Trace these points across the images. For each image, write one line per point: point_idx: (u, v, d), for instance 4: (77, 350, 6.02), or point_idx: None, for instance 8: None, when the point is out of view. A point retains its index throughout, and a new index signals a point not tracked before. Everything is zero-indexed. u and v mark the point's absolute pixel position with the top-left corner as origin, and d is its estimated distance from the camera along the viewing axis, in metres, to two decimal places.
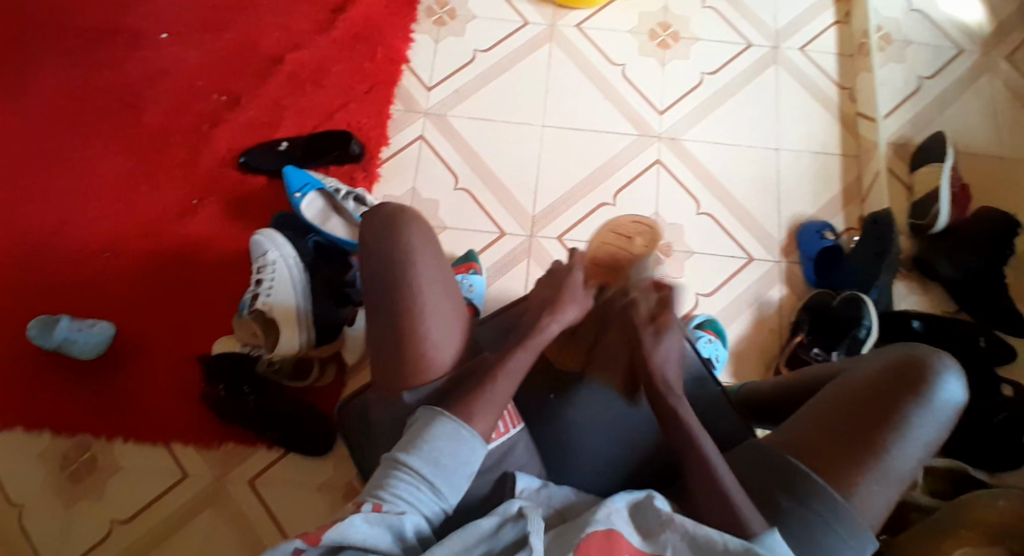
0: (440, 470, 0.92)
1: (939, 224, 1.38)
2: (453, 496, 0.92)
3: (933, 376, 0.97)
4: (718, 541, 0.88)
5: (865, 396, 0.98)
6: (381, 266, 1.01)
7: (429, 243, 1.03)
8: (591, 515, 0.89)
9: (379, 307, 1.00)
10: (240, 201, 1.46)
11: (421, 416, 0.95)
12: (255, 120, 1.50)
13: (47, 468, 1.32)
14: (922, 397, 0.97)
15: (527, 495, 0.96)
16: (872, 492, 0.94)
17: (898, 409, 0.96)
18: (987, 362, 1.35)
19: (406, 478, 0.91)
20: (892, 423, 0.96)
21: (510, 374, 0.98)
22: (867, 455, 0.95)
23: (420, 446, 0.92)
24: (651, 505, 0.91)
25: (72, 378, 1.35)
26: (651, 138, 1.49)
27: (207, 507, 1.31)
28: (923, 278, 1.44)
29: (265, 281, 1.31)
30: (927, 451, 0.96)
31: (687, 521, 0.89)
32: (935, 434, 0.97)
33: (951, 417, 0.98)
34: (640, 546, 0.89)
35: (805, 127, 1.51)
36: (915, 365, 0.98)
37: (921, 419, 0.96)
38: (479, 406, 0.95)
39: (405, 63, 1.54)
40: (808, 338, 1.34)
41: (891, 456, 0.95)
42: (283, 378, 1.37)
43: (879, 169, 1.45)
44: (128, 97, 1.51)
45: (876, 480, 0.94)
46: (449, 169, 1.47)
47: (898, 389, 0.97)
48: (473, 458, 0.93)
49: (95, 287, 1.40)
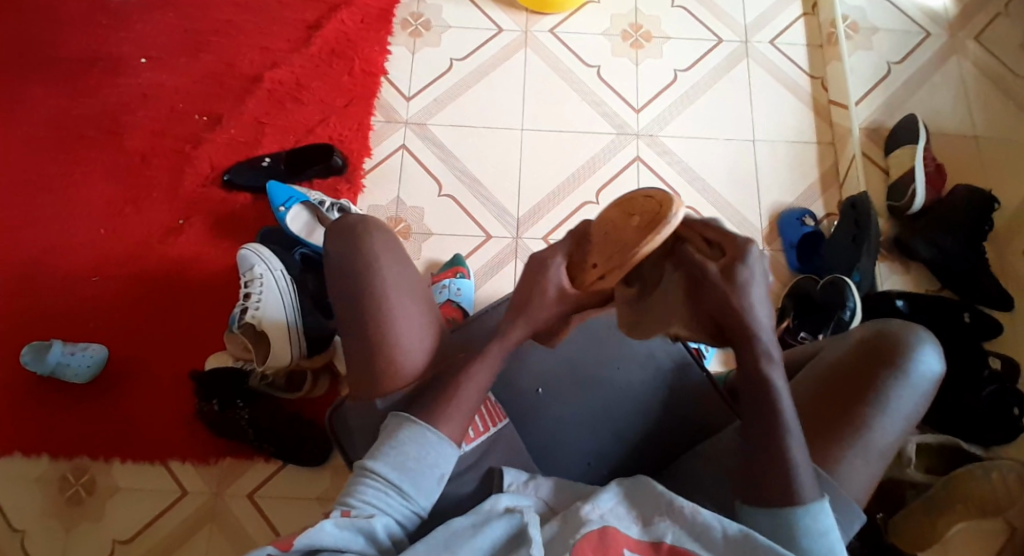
0: (406, 473, 0.91)
1: (915, 205, 1.42)
2: (424, 499, 0.92)
3: (908, 350, 0.99)
4: (716, 528, 0.87)
5: (845, 372, 1.00)
6: (349, 273, 1.00)
7: (391, 251, 1.02)
8: (584, 514, 0.89)
9: (351, 317, 1.00)
10: (226, 218, 1.46)
11: (389, 423, 0.95)
12: (236, 139, 1.51)
13: (47, 492, 1.33)
14: (900, 370, 0.98)
15: (514, 489, 0.96)
16: (854, 466, 0.96)
17: (878, 383, 0.98)
18: (971, 339, 1.37)
19: (373, 484, 0.91)
20: (871, 398, 0.97)
21: (475, 383, 0.95)
22: (848, 430, 0.97)
23: (386, 452, 0.92)
24: (647, 489, 0.92)
25: (66, 402, 1.37)
26: (630, 136, 1.51)
27: (206, 524, 1.33)
28: (905, 259, 1.46)
29: (253, 295, 1.31)
30: (909, 422, 0.98)
31: (687, 506, 0.89)
32: (916, 404, 0.98)
33: (931, 388, 0.99)
34: (638, 537, 0.88)
35: (780, 118, 1.54)
36: (891, 339, 1.00)
37: (901, 393, 0.98)
38: (446, 412, 0.94)
39: (383, 75, 1.55)
40: (794, 323, 1.36)
41: (872, 430, 0.97)
42: (276, 390, 1.37)
43: (854, 154, 1.47)
44: (109, 122, 1.52)
45: (858, 455, 0.96)
46: (432, 176, 1.48)
47: (875, 365, 0.99)
48: (439, 460, 0.93)
49: (82, 311, 1.41)
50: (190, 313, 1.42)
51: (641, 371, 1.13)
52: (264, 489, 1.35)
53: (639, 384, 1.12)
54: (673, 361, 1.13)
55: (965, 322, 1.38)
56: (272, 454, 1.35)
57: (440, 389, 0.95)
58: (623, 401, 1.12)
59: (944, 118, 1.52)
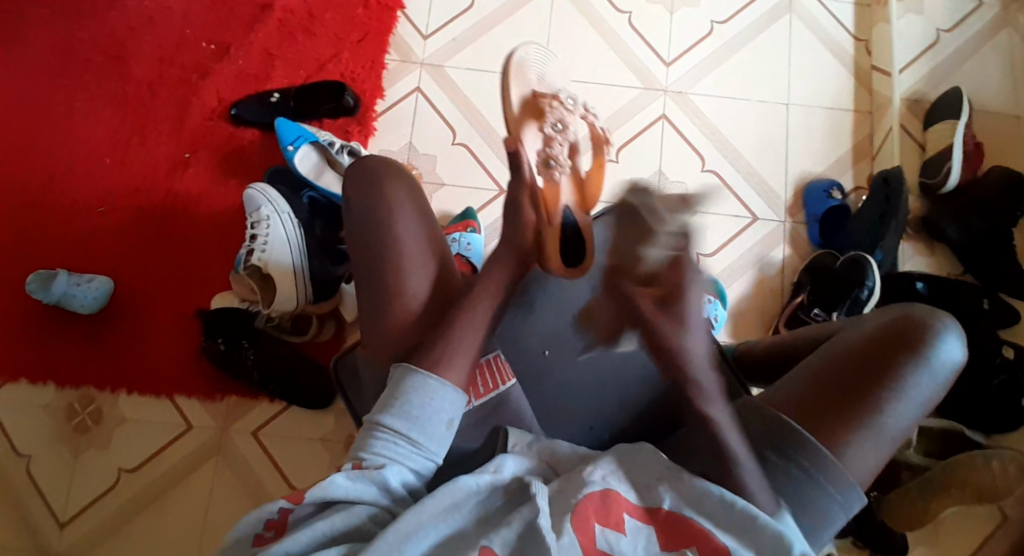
0: (414, 421, 0.90)
1: (948, 183, 1.36)
2: (434, 445, 0.91)
3: (932, 337, 0.96)
4: (716, 495, 0.86)
5: (863, 353, 0.96)
6: (363, 214, 1.00)
7: (406, 198, 1.00)
8: (587, 474, 0.88)
9: (361, 260, 0.99)
10: (232, 155, 1.44)
11: (395, 373, 0.93)
12: (244, 70, 1.47)
13: (55, 420, 1.36)
14: (920, 356, 0.95)
15: (519, 450, 0.94)
16: (864, 450, 0.93)
17: (897, 368, 0.94)
18: (988, 326, 1.35)
19: (383, 435, 0.90)
20: (889, 381, 0.94)
21: (472, 330, 0.96)
22: (859, 412, 0.94)
23: (392, 403, 0.91)
24: (651, 457, 0.90)
25: (72, 333, 1.38)
26: (658, 91, 1.44)
27: (211, 458, 1.35)
28: (930, 240, 1.42)
29: (259, 237, 1.30)
30: (923, 409, 0.95)
31: (687, 475, 0.88)
32: (932, 391, 0.95)
33: (950, 377, 0.96)
34: (637, 503, 0.86)
35: (817, 81, 1.46)
36: (915, 324, 0.96)
37: (918, 379, 0.95)
38: (447, 361, 0.93)
39: (400, 10, 1.49)
40: (809, 298, 1.33)
41: (884, 415, 0.94)
42: (283, 333, 1.38)
43: (891, 126, 1.41)
44: (115, 45, 1.47)
45: (868, 439, 0.93)
46: (446, 122, 1.44)
47: (896, 349, 0.95)
48: (444, 405, 0.92)
49: (89, 241, 1.40)
50: (197, 249, 1.41)
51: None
52: (270, 428, 1.37)
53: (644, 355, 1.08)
54: None
55: (984, 310, 1.36)
56: (276, 395, 1.36)
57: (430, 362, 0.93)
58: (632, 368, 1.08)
59: (989, 92, 1.45)
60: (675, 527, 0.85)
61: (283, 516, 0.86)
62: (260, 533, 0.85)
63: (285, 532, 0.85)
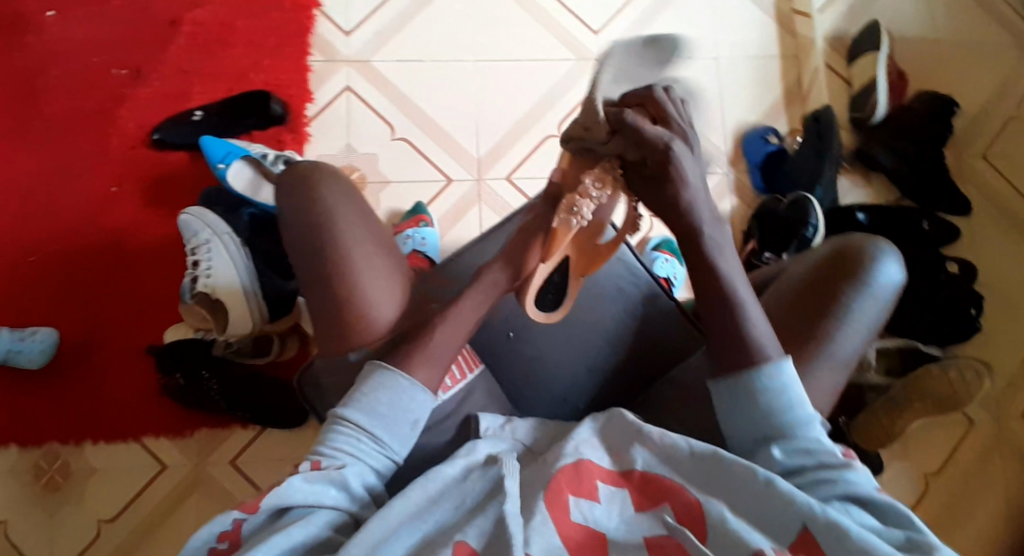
0: (378, 418, 0.92)
1: (877, 116, 1.41)
2: (397, 444, 0.93)
3: (870, 262, 1.00)
4: (683, 447, 0.88)
5: (808, 289, 1.01)
6: (305, 227, 1.00)
7: (351, 204, 1.00)
8: (559, 449, 0.90)
9: (312, 273, 0.99)
10: (162, 181, 1.38)
11: (365, 370, 0.95)
12: (162, 92, 1.41)
13: (21, 482, 1.31)
14: (861, 282, 0.99)
15: (491, 434, 0.97)
16: (819, 376, 0.97)
17: (841, 296, 0.99)
18: (928, 243, 1.41)
19: (344, 430, 0.91)
20: (835, 309, 0.99)
21: (451, 324, 0.98)
22: (811, 342, 0.98)
23: (356, 398, 0.92)
24: (620, 421, 0.92)
25: (25, 390, 1.32)
26: (589, 60, 1.44)
27: (192, 494, 1.32)
28: (866, 170, 1.46)
29: (202, 262, 1.26)
30: (870, 331, 1.00)
31: (653, 431, 0.90)
32: (877, 314, 1.00)
33: (891, 297, 1.01)
34: (609, 468, 0.89)
35: (740, 29, 1.48)
36: (853, 253, 1.01)
37: (862, 303, 0.99)
38: (420, 358, 0.95)
39: (316, 8, 1.45)
40: (759, 244, 1.37)
41: (834, 341, 0.98)
42: (244, 357, 1.34)
43: (818, 66, 1.45)
44: (21, 83, 1.40)
45: (821, 366, 0.97)
46: (381, 119, 1.41)
47: (837, 278, 1.00)
48: (411, 405, 0.93)
49: (25, 293, 1.34)
50: (143, 284, 1.36)
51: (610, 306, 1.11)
52: (247, 454, 1.34)
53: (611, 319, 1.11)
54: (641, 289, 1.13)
55: (925, 230, 1.41)
56: (248, 420, 1.33)
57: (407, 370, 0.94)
58: (593, 341, 1.11)
59: (907, 19, 1.51)
60: (649, 486, 0.87)
61: (237, 527, 0.84)
62: (214, 547, 0.84)
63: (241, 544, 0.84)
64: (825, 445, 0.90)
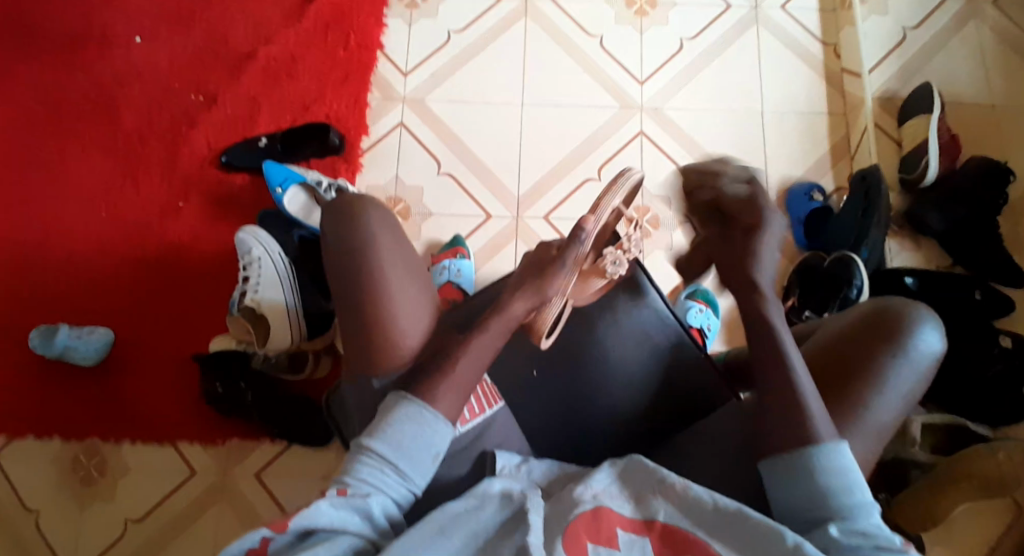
0: (403, 452, 0.89)
1: (928, 178, 1.38)
2: (419, 478, 0.90)
3: (909, 329, 0.94)
4: (708, 501, 0.85)
5: (846, 354, 0.95)
6: (344, 248, 0.98)
7: (388, 232, 0.99)
8: (577, 494, 0.87)
9: (347, 295, 0.97)
10: (222, 200, 1.47)
11: (388, 403, 0.93)
12: (232, 118, 1.51)
13: (60, 473, 1.37)
14: (899, 349, 0.94)
15: (507, 472, 0.94)
16: (850, 449, 0.92)
17: (876, 363, 0.93)
18: (980, 315, 1.35)
19: (370, 463, 0.89)
20: (869, 377, 0.93)
21: (476, 356, 0.96)
22: (842, 413, 0.92)
23: (381, 431, 0.90)
24: (641, 470, 0.89)
25: (75, 385, 1.40)
26: (634, 108, 1.48)
27: (216, 502, 1.35)
28: (915, 234, 1.43)
29: (252, 277, 1.32)
30: (907, 402, 0.94)
31: (677, 481, 0.86)
32: (914, 384, 0.94)
33: (931, 368, 0.95)
34: (632, 516, 0.86)
35: (790, 88, 1.49)
36: (892, 316, 0.95)
37: (898, 372, 0.93)
38: (445, 388, 0.93)
39: (380, 49, 1.54)
40: (799, 301, 1.33)
41: (868, 411, 0.93)
42: (280, 372, 1.38)
43: (867, 124, 1.43)
44: (107, 103, 1.52)
45: (854, 435, 0.92)
46: (430, 154, 1.47)
47: (874, 343, 0.94)
48: (437, 439, 0.91)
49: (86, 295, 1.43)
50: (193, 295, 1.43)
51: (636, 349, 1.07)
52: (271, 468, 1.37)
53: (635, 364, 1.07)
54: (669, 337, 1.08)
55: (976, 300, 1.35)
56: (277, 435, 1.37)
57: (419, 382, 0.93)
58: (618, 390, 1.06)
59: (962, 83, 1.49)
60: (672, 537, 0.84)
61: (264, 545, 0.80)
62: None
63: None
64: (885, 531, 0.82)
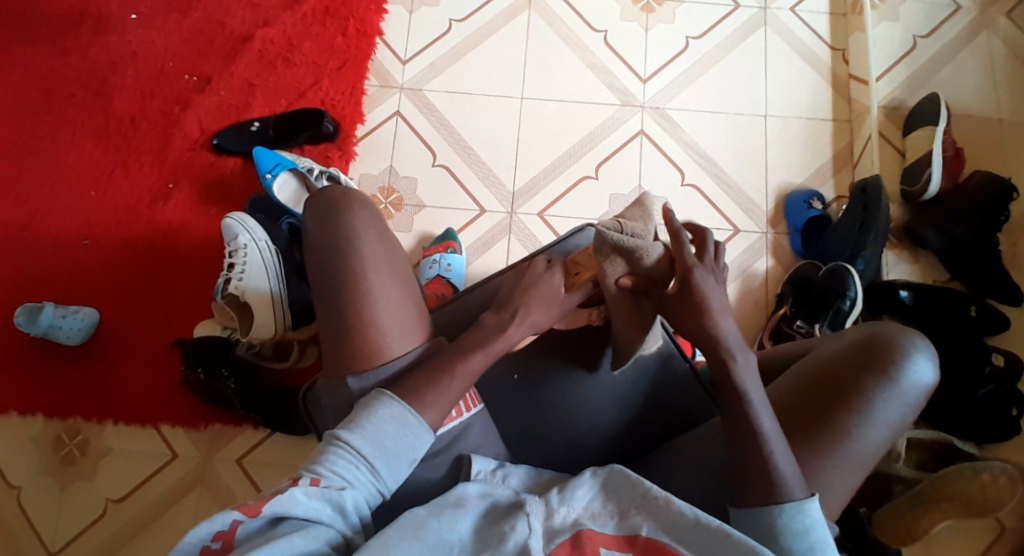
0: (383, 453, 0.88)
1: (930, 190, 1.36)
2: (392, 479, 0.88)
3: (900, 358, 0.94)
4: (690, 515, 0.83)
5: (829, 378, 0.95)
6: (328, 244, 0.96)
7: (372, 229, 0.97)
8: (559, 521, 0.85)
9: (328, 292, 0.95)
10: (214, 184, 1.45)
11: (368, 399, 0.91)
12: (226, 101, 1.49)
13: (42, 452, 1.36)
14: (889, 378, 0.93)
15: (482, 477, 0.92)
16: (832, 474, 0.91)
17: (865, 390, 0.93)
18: (974, 332, 1.33)
19: (345, 456, 0.86)
20: (857, 404, 0.92)
21: (464, 369, 0.93)
22: (825, 437, 0.92)
23: (360, 426, 0.88)
24: (625, 481, 0.87)
25: (59, 365, 1.39)
26: (635, 107, 1.46)
27: (196, 487, 1.35)
28: (913, 247, 1.42)
29: (237, 265, 1.30)
30: (893, 431, 0.93)
31: (661, 495, 0.84)
32: (902, 414, 0.94)
33: (920, 398, 0.95)
34: (612, 533, 0.84)
35: (794, 95, 1.47)
36: (885, 344, 0.95)
37: (886, 401, 0.93)
38: (426, 396, 0.91)
39: (379, 36, 1.52)
40: (791, 310, 1.31)
41: (853, 438, 0.92)
42: (265, 360, 1.35)
43: (871, 134, 1.42)
44: (101, 80, 1.50)
45: (837, 463, 0.91)
46: (426, 145, 1.45)
47: (864, 369, 0.94)
48: (416, 446, 0.90)
49: (74, 274, 1.41)
50: (181, 278, 1.42)
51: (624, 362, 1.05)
52: (252, 455, 1.36)
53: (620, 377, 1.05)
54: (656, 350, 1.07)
55: (970, 317, 1.34)
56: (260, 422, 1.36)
57: (399, 385, 0.92)
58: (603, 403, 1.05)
59: (970, 96, 1.46)
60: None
61: (233, 528, 0.78)
62: (207, 546, 0.78)
63: (234, 547, 0.78)
64: None
